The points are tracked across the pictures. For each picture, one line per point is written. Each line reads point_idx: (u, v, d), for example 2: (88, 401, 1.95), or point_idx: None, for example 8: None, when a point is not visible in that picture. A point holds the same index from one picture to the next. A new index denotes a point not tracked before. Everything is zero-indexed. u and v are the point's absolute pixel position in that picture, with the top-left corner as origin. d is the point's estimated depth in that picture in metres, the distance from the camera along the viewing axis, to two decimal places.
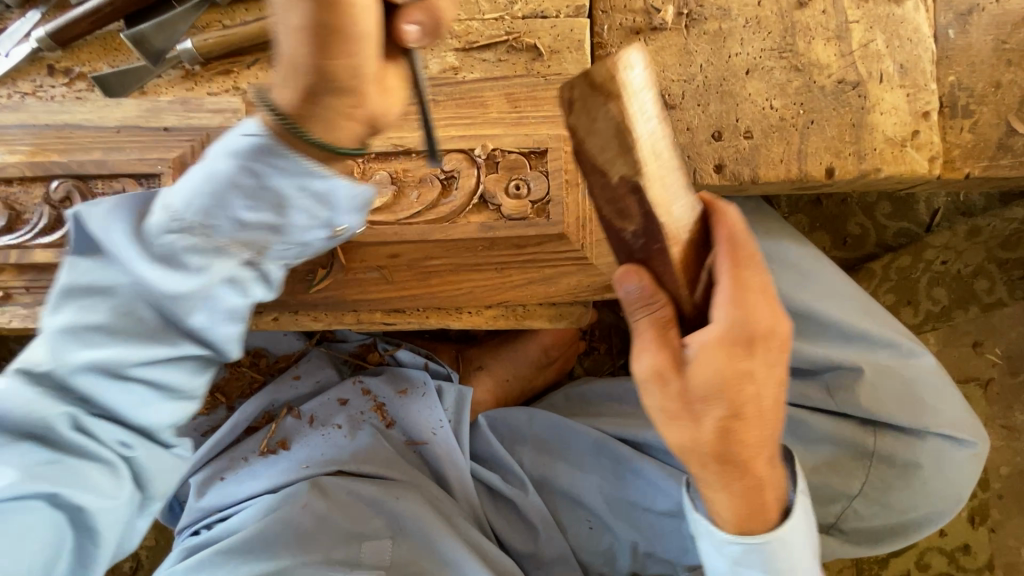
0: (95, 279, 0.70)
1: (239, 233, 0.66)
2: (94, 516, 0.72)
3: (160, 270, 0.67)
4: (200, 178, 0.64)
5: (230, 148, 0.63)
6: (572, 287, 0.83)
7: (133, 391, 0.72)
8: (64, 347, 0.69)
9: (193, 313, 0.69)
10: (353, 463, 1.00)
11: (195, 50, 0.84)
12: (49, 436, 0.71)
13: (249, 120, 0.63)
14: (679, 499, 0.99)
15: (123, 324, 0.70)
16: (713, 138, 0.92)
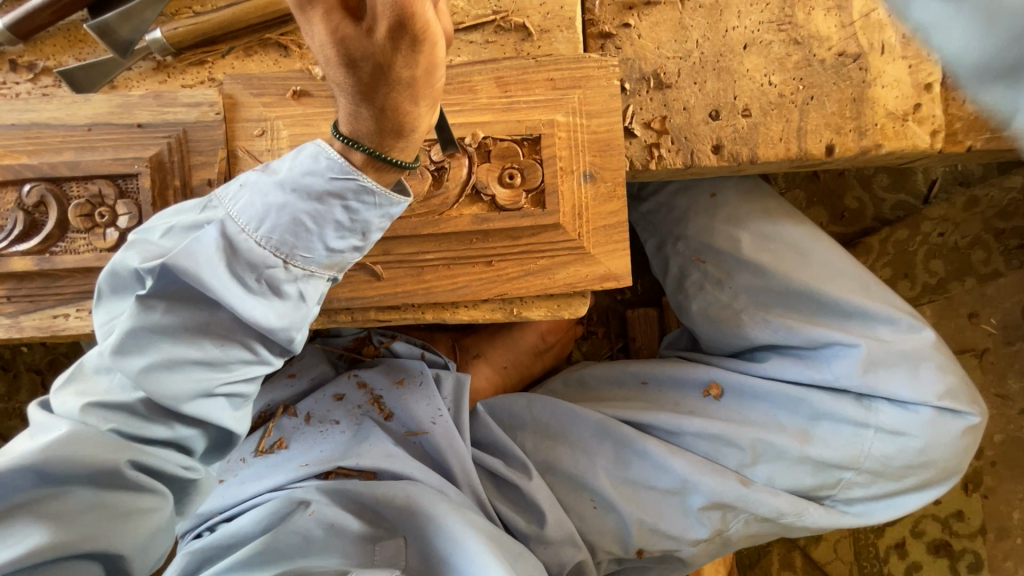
0: (181, 316, 0.65)
1: (330, 258, 0.67)
2: (138, 558, 0.66)
3: (264, 301, 0.66)
4: (295, 216, 0.64)
5: (324, 186, 0.63)
6: (569, 277, 0.81)
7: (214, 413, 0.68)
8: (155, 383, 0.64)
9: (294, 337, 0.68)
10: (350, 457, 0.96)
11: (165, 41, 0.80)
12: (112, 480, 0.63)
13: (329, 153, 0.63)
14: (682, 476, 0.99)
15: (219, 353, 0.67)
16: (710, 117, 0.88)
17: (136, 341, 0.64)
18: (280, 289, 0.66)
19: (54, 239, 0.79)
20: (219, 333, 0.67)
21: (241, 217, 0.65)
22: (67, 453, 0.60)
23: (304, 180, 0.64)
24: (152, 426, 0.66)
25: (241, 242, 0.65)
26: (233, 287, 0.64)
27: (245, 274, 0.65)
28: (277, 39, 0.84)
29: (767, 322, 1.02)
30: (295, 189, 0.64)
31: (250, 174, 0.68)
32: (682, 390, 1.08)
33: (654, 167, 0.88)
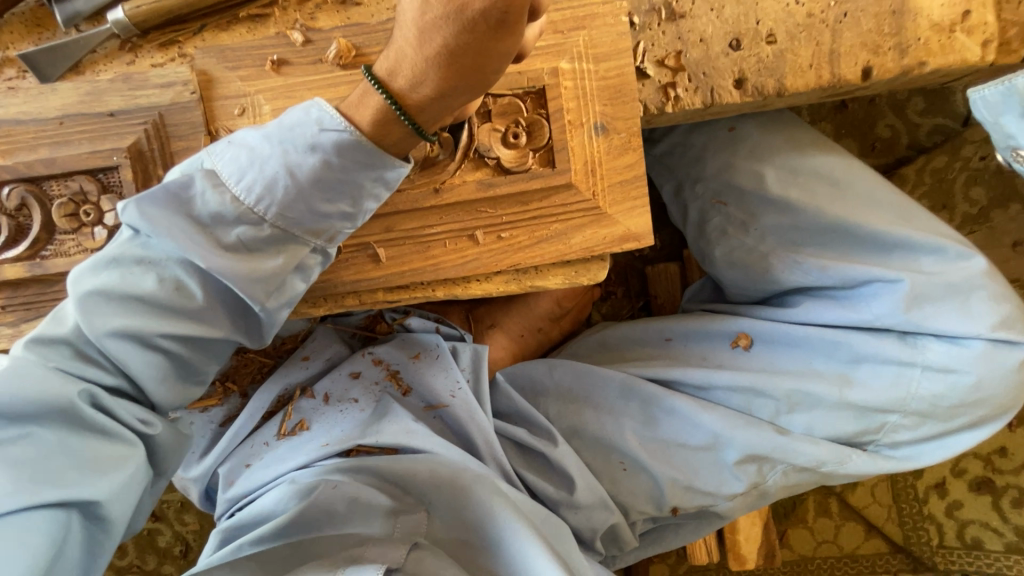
0: (145, 253, 0.60)
1: (315, 223, 0.61)
2: (108, 505, 0.61)
3: (232, 257, 0.60)
4: (280, 170, 0.58)
5: (313, 138, 0.58)
6: (587, 241, 0.75)
7: (152, 363, 0.63)
8: (95, 313, 0.60)
9: (264, 300, 0.62)
10: (371, 436, 0.95)
11: (128, 20, 0.73)
12: (68, 418, 0.61)
13: (322, 106, 0.58)
14: (714, 430, 0.95)
15: (168, 300, 0.61)
16: (730, 48, 0.79)
17: (95, 264, 0.60)
18: (253, 247, 0.61)
19: (42, 243, 0.75)
20: (175, 277, 0.61)
21: (223, 169, 0.60)
22: (7, 385, 0.58)
23: (293, 133, 0.58)
24: (94, 368, 0.63)
25: (219, 194, 0.59)
26: (200, 237, 0.59)
27: (219, 226, 0.60)
28: (249, 12, 0.76)
29: (798, 264, 0.94)
30: (282, 142, 0.59)
31: (239, 128, 0.62)
32: (709, 343, 1.03)
33: (671, 111, 0.79)
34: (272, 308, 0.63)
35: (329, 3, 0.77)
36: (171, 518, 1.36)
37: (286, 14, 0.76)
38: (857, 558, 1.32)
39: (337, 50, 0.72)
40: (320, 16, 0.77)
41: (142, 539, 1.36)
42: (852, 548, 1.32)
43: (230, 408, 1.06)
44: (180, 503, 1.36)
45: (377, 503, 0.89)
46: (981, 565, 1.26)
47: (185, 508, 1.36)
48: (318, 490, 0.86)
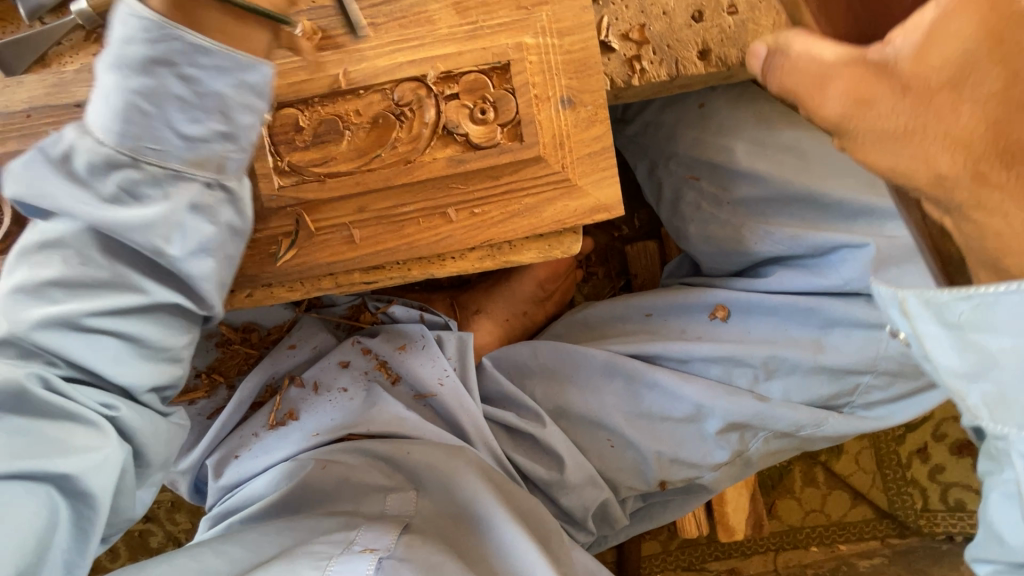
0: (45, 238, 0.63)
1: (192, 149, 0.62)
2: (85, 478, 0.62)
3: (135, 212, 0.62)
4: (126, 98, 0.59)
5: (148, 52, 0.57)
6: (558, 214, 0.76)
7: (94, 346, 0.64)
8: (5, 304, 0.62)
9: (161, 246, 0.63)
10: (363, 426, 0.97)
11: (92, 10, 0.73)
12: (26, 405, 0.62)
13: (142, 12, 0.56)
14: (695, 401, 0.97)
15: (80, 277, 0.63)
16: (692, 20, 0.80)
17: (5, 266, 0.64)
18: (135, 192, 0.62)
19: (14, 236, 0.75)
20: (84, 254, 0.63)
21: (97, 124, 0.61)
22: None
23: (128, 51, 0.58)
24: (39, 360, 0.63)
25: (89, 155, 0.61)
26: (84, 197, 0.61)
27: (102, 181, 0.61)
28: None
29: (769, 235, 0.96)
30: (119, 65, 0.58)
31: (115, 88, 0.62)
32: (689, 317, 1.04)
33: (637, 84, 0.81)
34: (187, 253, 0.64)
35: None
36: (162, 518, 1.36)
37: None
38: (844, 526, 1.34)
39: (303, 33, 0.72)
40: None
41: (135, 540, 1.35)
42: (840, 517, 1.34)
43: (218, 400, 1.06)
44: (171, 503, 1.36)
45: (373, 484, 0.92)
46: (963, 525, 1.30)
47: (177, 507, 1.36)
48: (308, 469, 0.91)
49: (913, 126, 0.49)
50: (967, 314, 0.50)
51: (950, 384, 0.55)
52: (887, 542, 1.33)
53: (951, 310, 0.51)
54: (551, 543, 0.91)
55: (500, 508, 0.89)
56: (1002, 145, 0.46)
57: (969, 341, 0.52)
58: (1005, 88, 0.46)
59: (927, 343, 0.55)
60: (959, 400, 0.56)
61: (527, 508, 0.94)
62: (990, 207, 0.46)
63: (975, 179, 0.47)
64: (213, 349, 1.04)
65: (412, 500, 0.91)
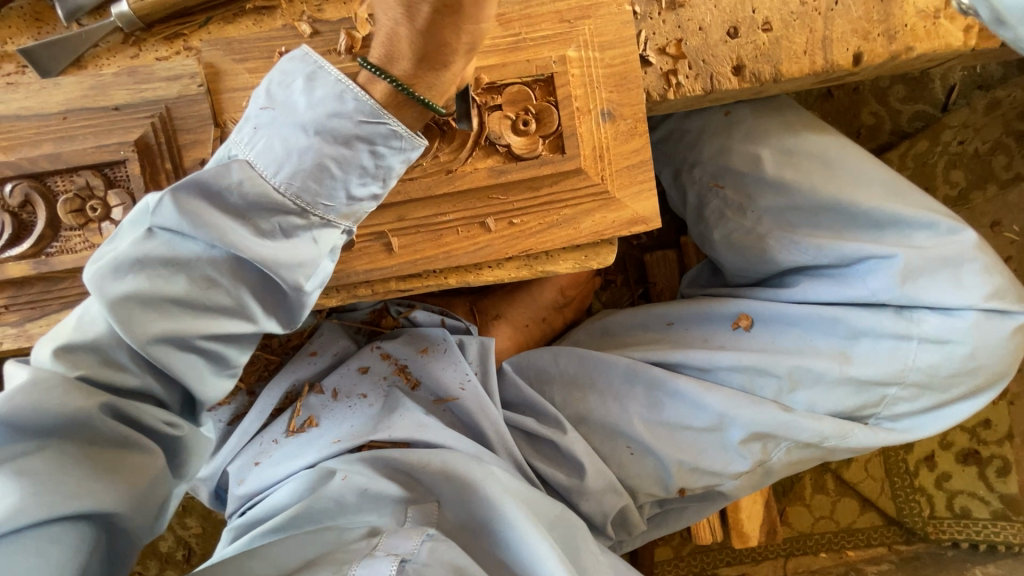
0: (169, 251, 0.61)
1: (349, 207, 0.64)
2: (127, 517, 0.61)
3: (267, 244, 0.62)
4: (319, 161, 0.61)
5: (352, 129, 0.60)
6: (596, 225, 0.77)
7: (191, 364, 0.64)
8: (128, 317, 0.60)
9: (302, 283, 0.64)
10: (384, 431, 0.95)
11: (133, 13, 0.72)
12: (91, 428, 0.61)
13: (355, 93, 0.59)
14: (719, 410, 0.98)
15: (200, 297, 0.62)
16: (728, 36, 0.81)
17: (117, 268, 0.60)
18: (290, 233, 0.63)
19: (47, 239, 0.74)
20: (206, 275, 0.62)
21: (259, 162, 0.62)
22: (31, 400, 0.57)
23: (329, 123, 0.60)
24: (122, 372, 0.63)
25: (258, 186, 0.61)
26: (236, 229, 0.61)
27: (255, 216, 0.62)
28: (256, 4, 0.76)
29: (795, 244, 0.98)
30: (319, 132, 0.60)
31: (262, 114, 0.63)
32: (710, 326, 1.06)
33: (673, 97, 0.82)
34: (302, 288, 0.65)
35: None
36: (172, 523, 1.34)
37: (293, 6, 0.76)
38: (852, 532, 1.36)
39: (348, 41, 0.73)
40: (326, 8, 0.77)
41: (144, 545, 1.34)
42: (848, 523, 1.37)
43: (238, 406, 1.06)
44: (182, 507, 1.34)
45: (390, 493, 0.89)
46: (969, 532, 1.31)
47: (188, 512, 1.35)
48: (328, 482, 0.88)
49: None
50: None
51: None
52: (894, 548, 1.36)
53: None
54: (581, 547, 0.91)
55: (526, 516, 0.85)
56: None
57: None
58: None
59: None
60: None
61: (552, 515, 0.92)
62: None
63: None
64: None
65: (435, 511, 0.90)
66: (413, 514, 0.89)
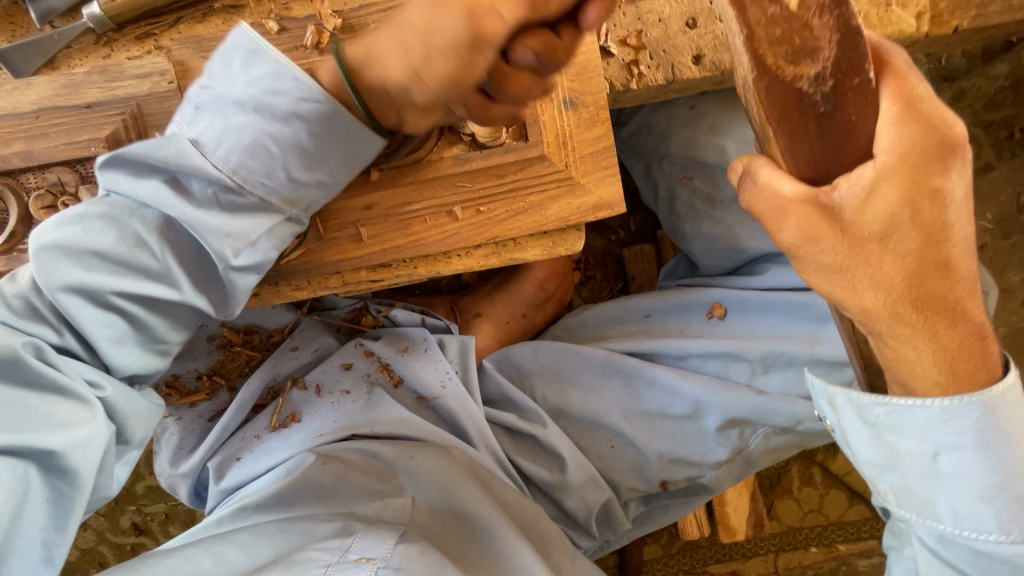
0: (106, 208, 0.64)
1: (292, 190, 0.66)
2: (66, 456, 0.62)
3: (206, 210, 0.64)
4: (258, 137, 0.63)
5: (291, 107, 0.63)
6: (562, 212, 0.78)
7: (109, 322, 0.65)
8: (53, 267, 0.62)
9: (229, 256, 0.65)
10: (367, 426, 0.97)
11: (104, 15, 0.75)
12: (14, 372, 0.61)
13: (296, 73, 0.62)
14: (695, 397, 0.98)
15: (127, 255, 0.64)
16: (687, 27, 0.84)
17: (59, 220, 0.63)
18: (226, 206, 0.65)
19: (18, 236, 0.75)
20: (136, 233, 0.64)
21: (201, 140, 0.63)
22: None
23: (268, 100, 0.62)
24: (42, 324, 0.63)
25: (193, 155, 0.63)
26: (171, 194, 0.63)
27: (191, 183, 0.65)
28: (225, 3, 0.78)
29: (762, 232, 0.99)
30: (258, 110, 0.63)
31: (202, 94, 0.64)
32: (687, 316, 1.06)
33: (636, 86, 0.84)
34: (227, 260, 0.66)
35: None
36: (155, 532, 1.33)
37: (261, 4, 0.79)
38: (842, 525, 1.35)
39: (314, 36, 0.75)
40: (294, 6, 0.79)
41: (126, 554, 1.33)
42: (837, 516, 1.35)
43: (219, 402, 1.06)
44: (164, 515, 1.33)
45: (371, 486, 0.91)
46: None
47: (170, 519, 1.33)
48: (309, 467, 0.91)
49: (847, 263, 0.57)
50: (883, 417, 0.63)
51: (868, 472, 0.69)
52: None
53: (870, 412, 0.65)
54: (552, 552, 0.91)
55: (499, 518, 0.88)
56: (911, 293, 0.57)
57: (884, 439, 0.65)
58: (921, 248, 0.55)
59: (848, 430, 0.68)
60: (875, 485, 0.70)
61: (529, 517, 0.94)
62: (904, 340, 0.59)
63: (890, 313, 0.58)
64: (214, 351, 1.04)
65: (408, 505, 0.90)
66: (388, 508, 0.89)
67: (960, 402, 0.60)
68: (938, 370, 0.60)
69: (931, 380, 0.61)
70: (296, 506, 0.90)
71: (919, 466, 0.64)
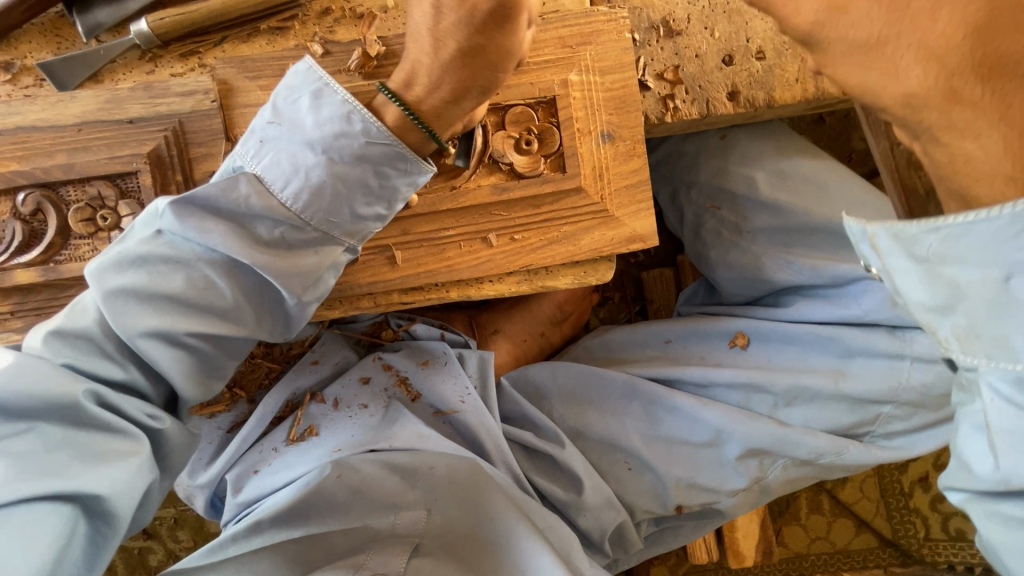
0: (169, 249, 0.64)
1: (354, 224, 0.67)
2: (111, 500, 0.61)
3: (271, 252, 0.65)
4: (324, 179, 0.63)
5: (359, 148, 0.63)
6: (595, 242, 0.79)
7: (178, 361, 0.66)
8: (122, 310, 0.63)
9: (300, 294, 0.68)
10: (386, 440, 0.93)
11: (150, 32, 0.75)
12: (75, 413, 0.62)
13: (364, 114, 0.62)
14: (716, 426, 0.99)
15: (193, 297, 0.65)
16: (724, 63, 0.85)
17: (119, 262, 0.63)
18: (293, 244, 0.66)
19: (56, 248, 0.75)
20: (204, 275, 0.65)
21: (267, 176, 0.64)
22: (16, 383, 0.59)
23: (335, 142, 0.63)
24: (109, 364, 0.65)
25: (266, 199, 0.64)
26: (239, 236, 0.64)
27: (259, 224, 0.65)
28: (270, 24, 0.79)
29: (789, 263, 1.00)
30: (326, 152, 0.63)
31: (268, 128, 0.65)
32: (708, 343, 1.07)
33: (670, 120, 0.84)
34: (298, 294, 0.68)
35: (347, 18, 0.80)
36: (164, 536, 1.33)
37: (306, 27, 0.80)
38: (849, 554, 1.36)
39: (359, 60, 0.75)
40: (338, 30, 0.80)
41: (134, 558, 1.32)
42: (844, 544, 1.36)
43: (238, 414, 1.06)
44: (174, 520, 1.33)
45: (387, 500, 0.92)
46: (965, 555, 1.32)
47: (180, 524, 1.33)
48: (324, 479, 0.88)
49: None
50: (936, 245, 0.52)
51: (922, 316, 0.57)
52: (890, 570, 1.35)
53: (919, 242, 0.53)
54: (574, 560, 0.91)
55: (518, 527, 0.88)
56: None
57: (934, 273, 0.53)
58: None
59: (896, 275, 0.56)
60: (934, 335, 0.57)
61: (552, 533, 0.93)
62: (961, 128, 0.49)
63: (949, 93, 0.48)
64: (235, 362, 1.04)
65: (422, 518, 0.92)
66: (402, 521, 0.92)
67: (1020, 201, 0.46)
68: (1005, 146, 0.47)
69: (1002, 176, 0.48)
70: (313, 518, 0.89)
71: (988, 297, 0.51)
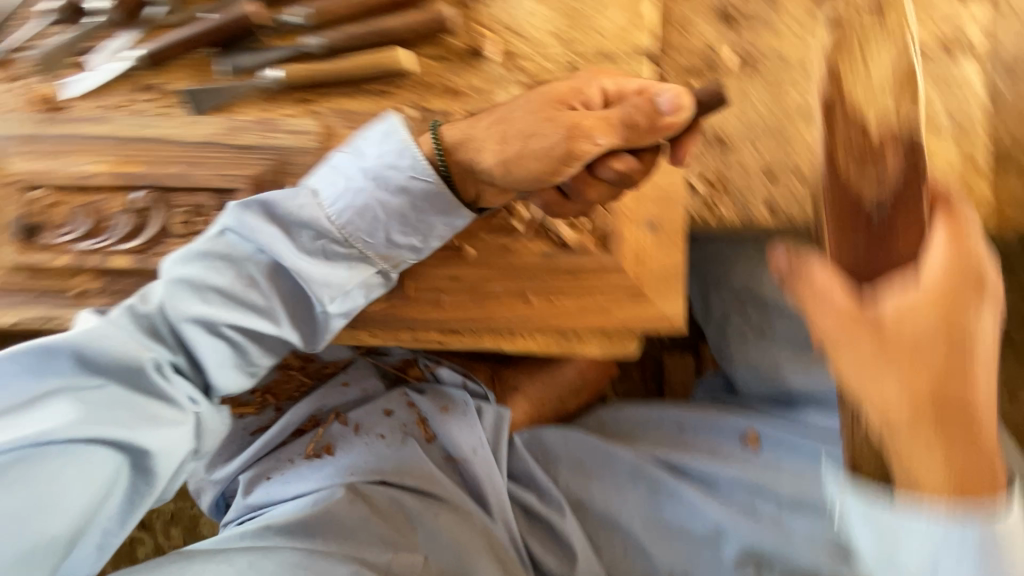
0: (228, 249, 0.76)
1: (388, 249, 0.79)
2: (154, 458, 0.75)
3: (310, 258, 0.77)
4: (369, 204, 0.76)
5: (403, 181, 0.76)
6: (625, 318, 0.85)
7: (217, 350, 0.77)
8: (180, 297, 0.75)
9: (327, 303, 0.78)
10: (394, 475, 1.02)
11: (279, 79, 0.89)
12: (135, 379, 0.74)
13: (413, 155, 0.76)
14: (716, 521, 0.99)
15: (241, 292, 0.77)
16: (765, 177, 0.92)
17: (185, 254, 0.75)
18: (331, 256, 0.78)
19: (155, 242, 0.87)
20: (250, 275, 0.77)
21: (323, 196, 0.76)
22: (92, 343, 0.71)
23: (386, 174, 0.76)
24: (161, 342, 0.76)
25: (319, 216, 0.76)
26: (288, 243, 0.76)
27: (304, 233, 0.77)
28: (374, 86, 0.91)
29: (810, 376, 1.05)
30: (375, 179, 0.76)
31: (338, 156, 0.78)
32: (719, 438, 1.08)
33: (709, 219, 0.93)
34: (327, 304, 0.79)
35: (441, 91, 0.91)
36: (157, 530, 1.36)
37: (404, 93, 0.91)
38: None
39: None
40: (431, 100, 0.91)
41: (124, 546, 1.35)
42: None
43: (264, 419, 1.12)
44: (170, 515, 1.36)
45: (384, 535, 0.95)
46: None
47: (174, 521, 1.36)
48: (332, 501, 0.97)
49: None
50: (888, 525, 0.59)
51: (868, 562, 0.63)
52: None
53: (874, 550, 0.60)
54: None
55: None
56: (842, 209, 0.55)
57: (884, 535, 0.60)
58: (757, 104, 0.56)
59: (852, 523, 0.63)
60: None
61: None
62: (928, 446, 0.56)
63: (910, 424, 0.56)
64: (273, 369, 1.12)
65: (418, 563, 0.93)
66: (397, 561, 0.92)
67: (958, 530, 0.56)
68: (950, 477, 0.55)
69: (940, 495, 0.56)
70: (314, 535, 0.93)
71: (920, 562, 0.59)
